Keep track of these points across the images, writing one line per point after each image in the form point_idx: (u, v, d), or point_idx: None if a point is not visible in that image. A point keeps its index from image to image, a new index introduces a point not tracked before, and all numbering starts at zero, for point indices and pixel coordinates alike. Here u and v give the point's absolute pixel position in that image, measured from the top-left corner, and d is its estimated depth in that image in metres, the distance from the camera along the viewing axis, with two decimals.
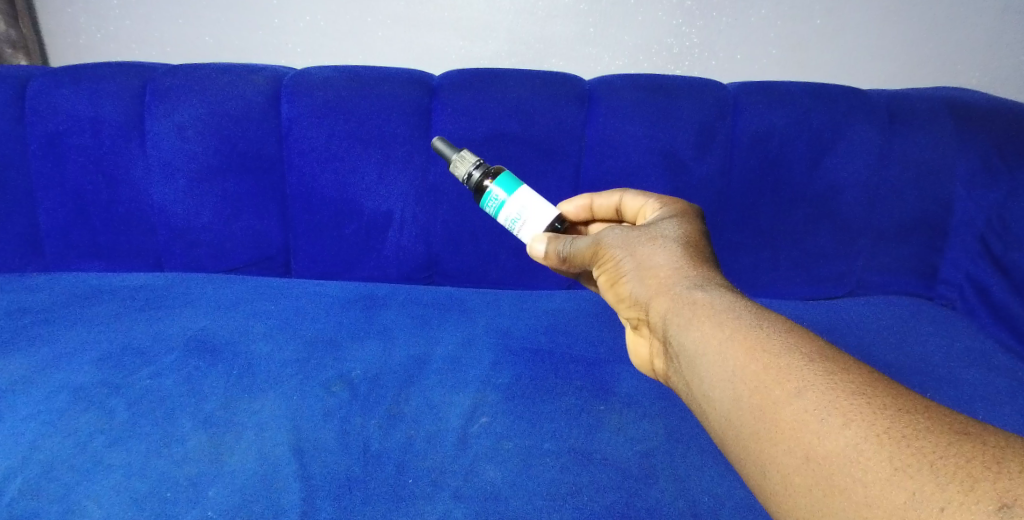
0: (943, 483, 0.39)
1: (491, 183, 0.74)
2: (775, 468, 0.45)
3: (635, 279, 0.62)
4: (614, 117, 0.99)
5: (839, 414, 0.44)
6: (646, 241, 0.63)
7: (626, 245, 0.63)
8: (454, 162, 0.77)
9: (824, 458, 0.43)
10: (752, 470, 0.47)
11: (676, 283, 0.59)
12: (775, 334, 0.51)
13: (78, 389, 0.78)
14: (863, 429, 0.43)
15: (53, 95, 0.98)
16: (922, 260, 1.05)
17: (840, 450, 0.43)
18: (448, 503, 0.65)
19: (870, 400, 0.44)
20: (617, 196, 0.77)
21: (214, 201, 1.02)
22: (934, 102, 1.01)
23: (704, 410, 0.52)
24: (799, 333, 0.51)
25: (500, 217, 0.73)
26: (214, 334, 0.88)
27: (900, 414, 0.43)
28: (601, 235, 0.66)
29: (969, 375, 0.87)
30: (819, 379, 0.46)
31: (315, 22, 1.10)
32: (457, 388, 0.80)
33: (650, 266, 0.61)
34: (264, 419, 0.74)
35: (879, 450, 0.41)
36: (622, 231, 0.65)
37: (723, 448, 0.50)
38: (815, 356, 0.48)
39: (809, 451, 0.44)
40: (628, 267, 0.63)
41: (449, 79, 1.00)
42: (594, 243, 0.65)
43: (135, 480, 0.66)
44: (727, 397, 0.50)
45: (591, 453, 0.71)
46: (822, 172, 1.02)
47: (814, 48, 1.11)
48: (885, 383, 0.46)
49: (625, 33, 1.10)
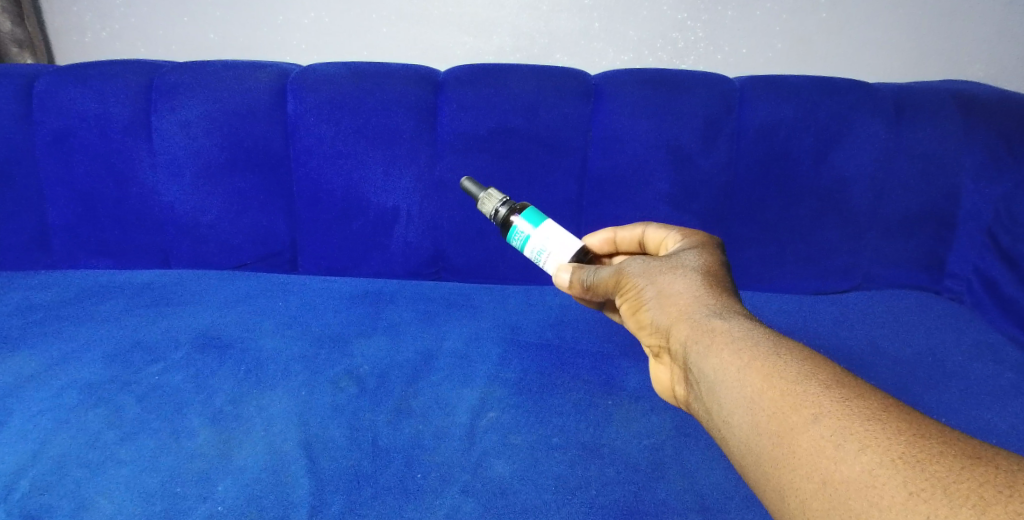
0: (956, 506, 0.39)
1: (516, 218, 0.76)
2: (794, 492, 0.46)
3: (656, 307, 0.63)
4: (620, 112, 0.99)
5: (855, 439, 0.44)
6: (667, 270, 0.64)
7: (648, 275, 0.64)
8: (481, 200, 0.79)
9: (841, 483, 0.43)
10: (772, 497, 0.47)
11: (696, 311, 0.59)
12: (793, 363, 0.51)
13: (88, 385, 0.78)
14: (878, 454, 0.43)
15: (61, 93, 0.98)
16: (930, 253, 1.05)
17: (857, 476, 0.43)
18: (456, 499, 0.65)
19: (885, 425, 0.44)
20: (639, 229, 0.78)
21: (220, 197, 1.03)
22: (942, 94, 1.00)
23: (724, 437, 0.52)
24: (817, 361, 0.52)
25: (527, 251, 0.75)
26: (223, 331, 0.89)
27: (914, 440, 0.43)
28: (624, 264, 0.67)
29: (976, 367, 0.87)
30: (837, 405, 0.47)
31: (319, 18, 1.10)
32: (465, 382, 0.81)
33: (670, 294, 0.62)
34: (272, 415, 0.74)
35: (894, 476, 0.42)
36: (644, 261, 0.66)
37: (744, 475, 0.51)
38: (832, 383, 0.49)
39: (826, 475, 0.44)
40: (649, 295, 0.63)
41: (454, 75, 1.00)
42: (616, 272, 0.67)
43: (146, 476, 0.66)
44: (746, 423, 0.50)
45: (598, 447, 0.72)
46: (829, 165, 1.01)
47: (820, 41, 1.10)
48: (900, 409, 0.46)
49: (630, 27, 1.09)
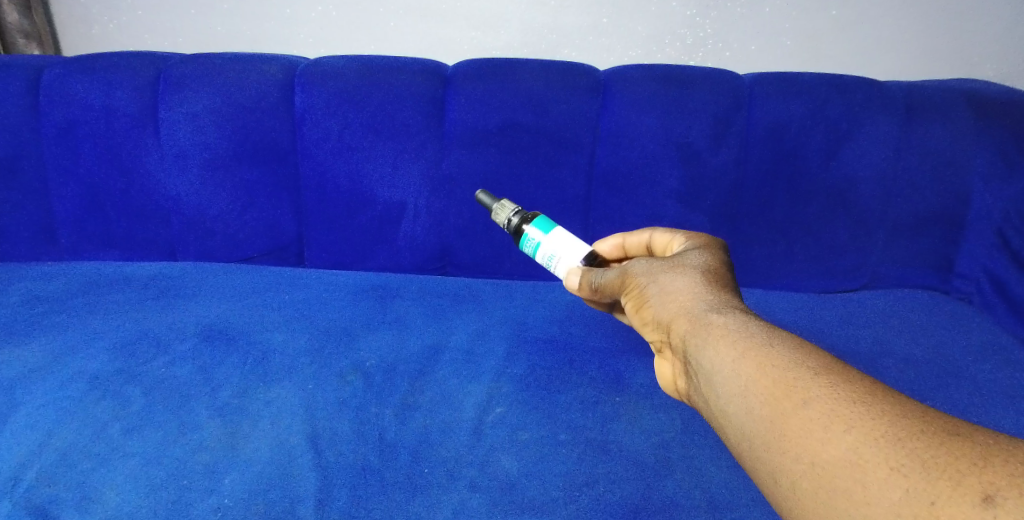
0: (933, 479, 0.40)
1: (526, 225, 0.76)
2: (784, 475, 0.46)
3: (656, 304, 0.62)
4: (629, 108, 0.99)
5: (840, 421, 0.45)
6: (668, 269, 0.64)
7: (650, 274, 0.64)
8: (494, 210, 0.79)
9: (827, 464, 0.44)
10: (765, 481, 0.48)
11: (696, 306, 0.59)
12: (786, 351, 0.51)
13: (95, 377, 0.78)
14: (863, 434, 0.44)
15: (68, 85, 0.98)
16: (939, 252, 1.04)
17: (842, 455, 0.43)
18: (463, 494, 0.65)
19: (870, 407, 0.45)
20: (647, 233, 0.77)
21: (227, 190, 1.02)
22: (952, 94, 1.00)
23: (722, 426, 0.52)
24: (809, 348, 0.52)
25: (538, 257, 0.75)
26: (229, 323, 0.89)
27: (896, 419, 0.44)
28: (629, 265, 0.67)
29: (984, 368, 0.87)
30: (824, 389, 0.47)
31: (327, 12, 1.09)
32: (472, 377, 0.81)
33: (671, 291, 0.62)
34: (278, 409, 0.74)
35: (878, 454, 0.42)
36: (647, 261, 0.66)
37: (741, 462, 0.51)
38: (822, 369, 0.49)
39: (814, 457, 0.45)
40: (651, 293, 0.63)
41: (463, 69, 0.99)
42: (621, 273, 0.67)
43: (151, 468, 0.66)
44: (741, 411, 0.50)
45: (606, 444, 0.72)
46: (839, 163, 1.00)
47: (830, 39, 1.09)
48: (885, 391, 0.47)
49: (638, 23, 1.09)
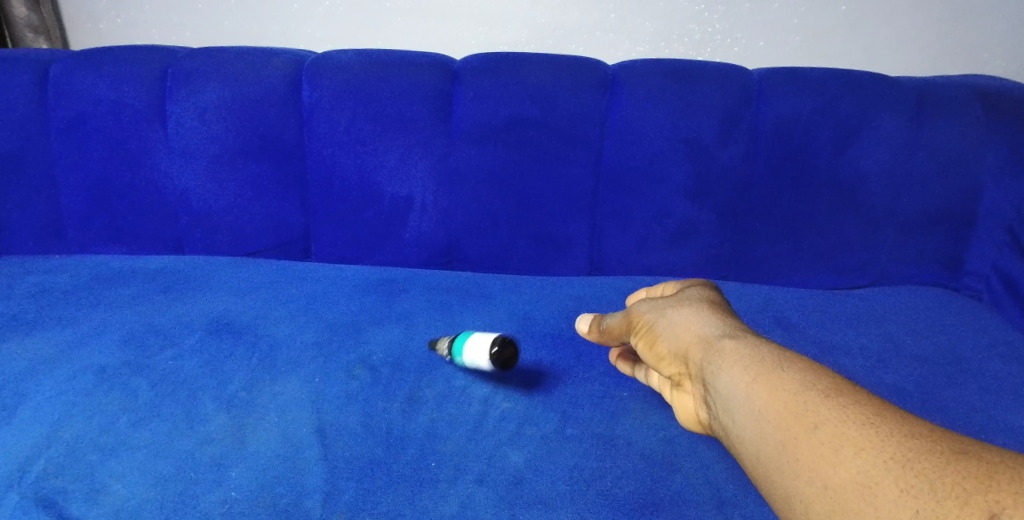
0: (941, 499, 0.39)
1: None
2: (799, 500, 0.45)
3: (666, 334, 0.65)
4: (637, 103, 0.98)
5: (850, 444, 0.44)
6: (674, 305, 0.68)
7: (657, 310, 0.69)
8: None
9: (839, 486, 0.43)
10: (784, 510, 0.47)
11: (704, 335, 0.61)
12: (795, 375, 0.52)
13: (103, 370, 0.79)
14: (873, 456, 0.43)
15: (77, 79, 0.98)
16: (949, 249, 1.04)
17: (854, 478, 0.43)
18: (470, 488, 0.65)
19: (879, 429, 0.45)
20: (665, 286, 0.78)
21: (234, 184, 1.02)
22: (964, 89, 0.99)
23: (740, 454, 0.52)
24: (819, 372, 0.52)
25: None
26: (236, 317, 0.89)
27: (905, 440, 0.43)
28: (636, 307, 0.72)
29: (993, 365, 0.86)
30: (833, 411, 0.47)
31: (334, 7, 1.08)
32: (479, 373, 0.81)
33: (678, 322, 0.65)
34: (285, 403, 0.74)
35: (887, 474, 0.42)
36: (654, 302, 0.70)
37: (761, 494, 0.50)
38: (832, 392, 0.49)
39: (826, 480, 0.44)
40: (659, 326, 0.66)
41: (471, 64, 0.99)
42: (629, 315, 0.72)
43: (159, 460, 0.67)
44: (754, 436, 0.50)
45: (614, 440, 0.72)
46: (848, 159, 1.00)
47: (840, 35, 1.08)
48: (896, 414, 0.46)
49: (646, 18, 1.08)
